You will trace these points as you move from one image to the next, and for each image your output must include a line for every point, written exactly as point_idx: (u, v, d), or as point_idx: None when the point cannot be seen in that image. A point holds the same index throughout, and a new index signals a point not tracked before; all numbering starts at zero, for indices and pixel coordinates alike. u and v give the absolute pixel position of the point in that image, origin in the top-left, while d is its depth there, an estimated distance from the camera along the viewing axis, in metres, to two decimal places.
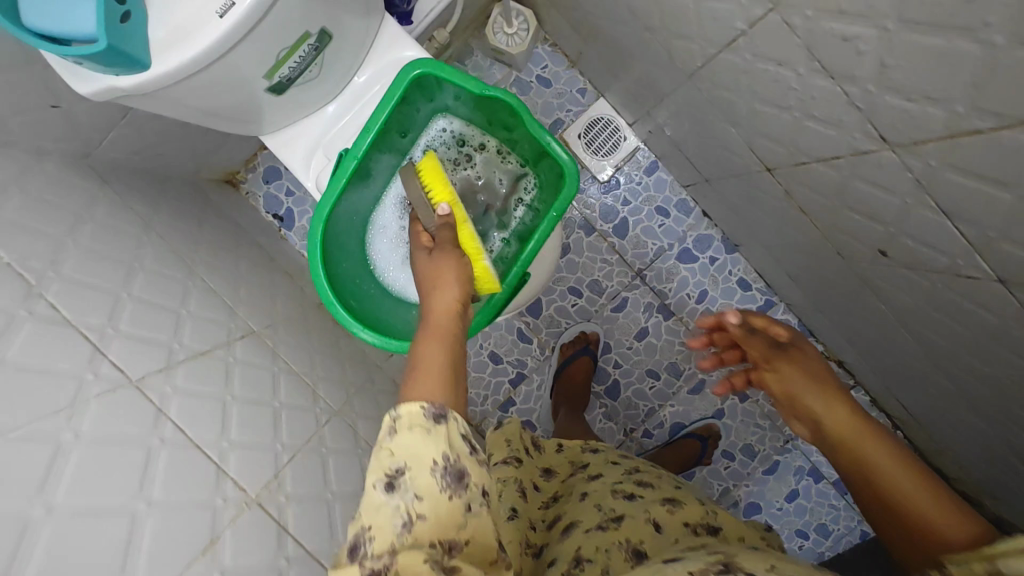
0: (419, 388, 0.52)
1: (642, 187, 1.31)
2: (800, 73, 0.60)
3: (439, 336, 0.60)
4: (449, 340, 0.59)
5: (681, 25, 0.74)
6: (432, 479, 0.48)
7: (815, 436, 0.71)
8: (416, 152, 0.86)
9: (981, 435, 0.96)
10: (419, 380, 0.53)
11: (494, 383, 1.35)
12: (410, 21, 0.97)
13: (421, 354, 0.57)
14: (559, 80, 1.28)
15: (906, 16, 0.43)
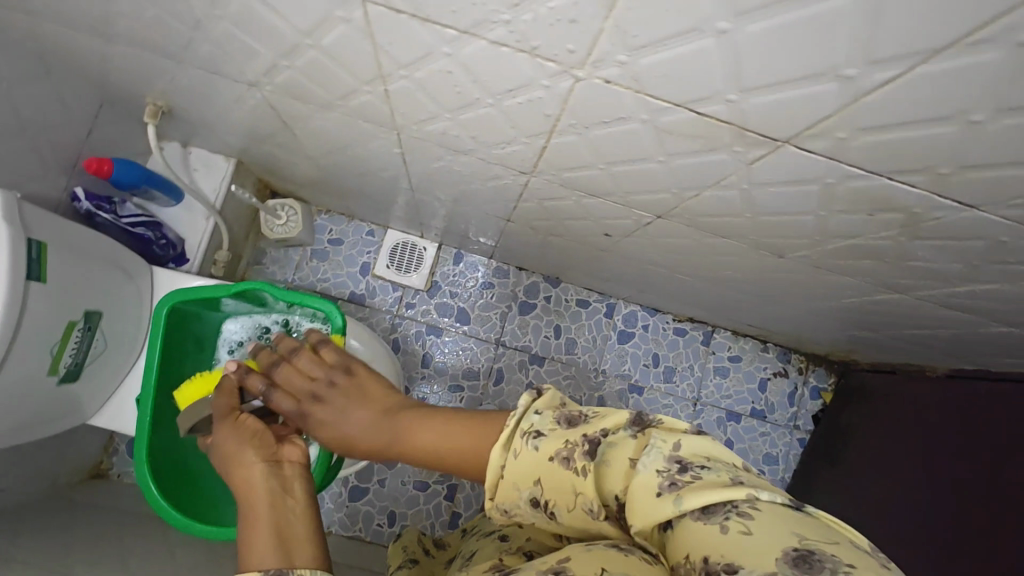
0: (252, 561, 0.48)
1: (461, 275, 1.48)
2: (453, 156, 0.78)
3: (252, 520, 0.53)
4: (296, 533, 0.52)
5: (372, 160, 0.92)
6: None
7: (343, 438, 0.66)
8: (220, 356, 0.88)
9: (788, 314, 1.13)
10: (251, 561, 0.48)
11: (435, 505, 1.39)
12: (186, 259, 1.13)
13: (249, 538, 0.51)
14: (348, 234, 1.45)
15: (444, 106, 0.61)
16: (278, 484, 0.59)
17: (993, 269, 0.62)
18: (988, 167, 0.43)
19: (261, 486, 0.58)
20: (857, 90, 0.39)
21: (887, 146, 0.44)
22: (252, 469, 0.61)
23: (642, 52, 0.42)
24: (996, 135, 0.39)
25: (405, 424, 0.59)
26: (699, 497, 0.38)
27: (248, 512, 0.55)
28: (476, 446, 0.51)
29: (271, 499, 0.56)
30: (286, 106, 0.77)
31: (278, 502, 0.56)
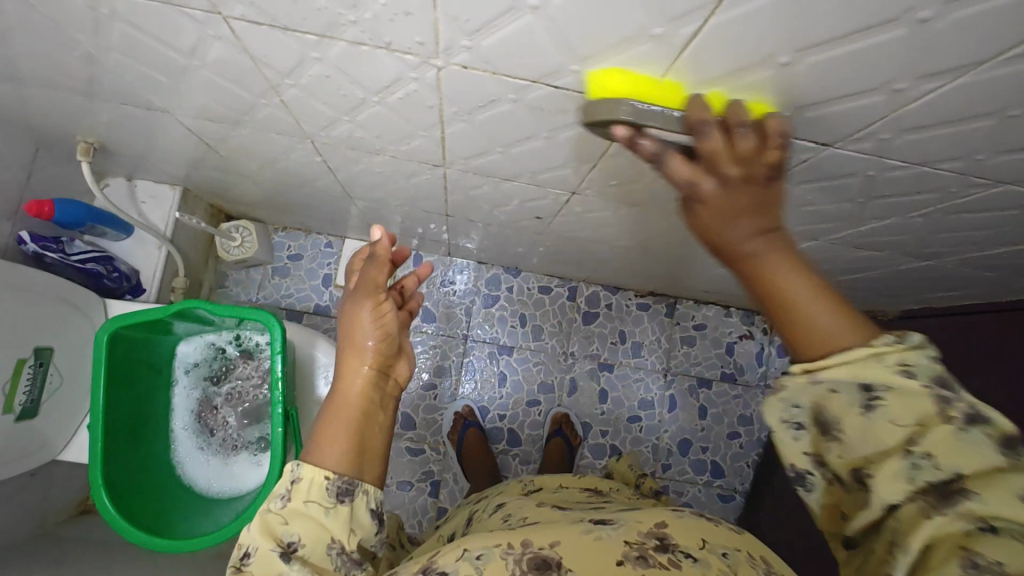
0: (324, 456, 0.55)
1: (422, 276, 1.50)
2: (369, 156, 0.80)
3: (347, 415, 0.58)
4: (367, 438, 0.58)
5: (301, 170, 0.94)
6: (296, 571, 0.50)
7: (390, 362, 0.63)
8: (177, 375, 0.92)
9: (733, 275, 1.16)
10: (323, 451, 0.55)
11: (420, 503, 1.41)
12: (142, 289, 1.16)
13: (330, 426, 0.57)
14: (307, 248, 1.47)
15: (338, 109, 0.63)
16: (366, 391, 0.60)
17: (880, 203, 0.64)
18: (817, 104, 0.46)
19: (355, 377, 0.60)
20: (673, 46, 0.41)
21: (725, 96, 0.47)
22: (364, 355, 0.61)
23: (479, 34, 0.44)
24: (806, 73, 0.42)
25: (755, 243, 0.42)
26: (929, 429, 0.37)
27: (343, 393, 0.59)
28: (819, 319, 0.40)
29: (366, 386, 0.60)
30: (202, 128, 0.79)
31: (375, 396, 0.60)
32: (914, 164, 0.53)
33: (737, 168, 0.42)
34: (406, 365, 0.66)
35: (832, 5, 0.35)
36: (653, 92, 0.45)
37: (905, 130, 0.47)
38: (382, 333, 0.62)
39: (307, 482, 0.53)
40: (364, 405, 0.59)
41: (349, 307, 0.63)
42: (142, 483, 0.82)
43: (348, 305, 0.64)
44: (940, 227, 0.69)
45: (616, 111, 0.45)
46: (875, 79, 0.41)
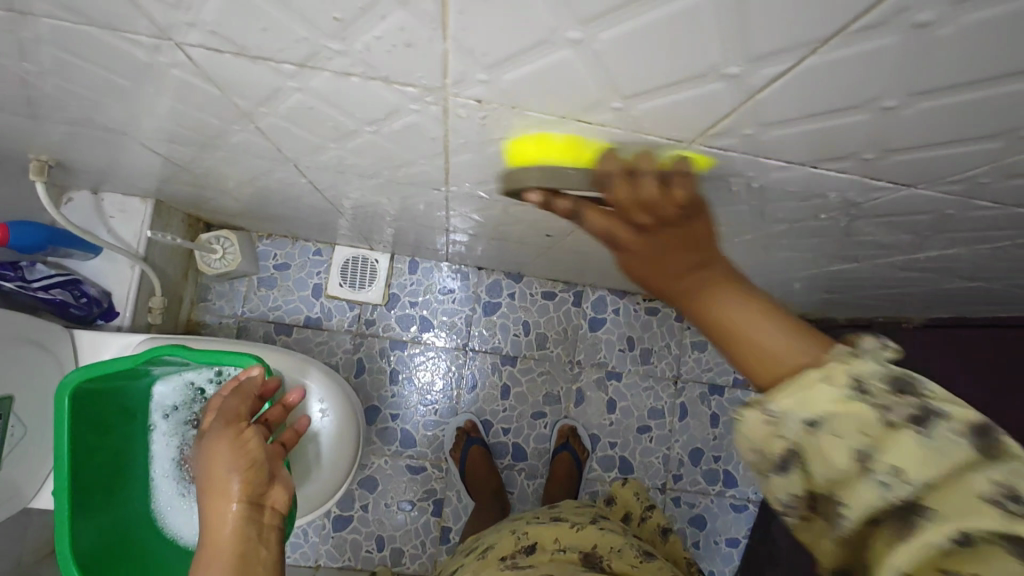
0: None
1: (418, 283, 1.41)
2: (361, 179, 0.71)
3: (220, 558, 0.53)
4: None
5: (286, 187, 0.85)
6: None
7: (265, 494, 0.60)
8: (155, 419, 0.83)
9: (752, 286, 1.08)
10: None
11: (422, 523, 1.36)
12: (116, 312, 1.06)
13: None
14: (294, 256, 1.38)
15: (325, 136, 0.54)
16: (239, 526, 0.56)
17: (946, 237, 0.57)
18: (914, 149, 0.37)
19: (222, 518, 0.56)
20: (749, 87, 0.33)
21: (799, 137, 0.39)
22: (229, 492, 0.58)
23: (499, 69, 0.36)
24: (911, 118, 0.34)
25: (682, 284, 0.42)
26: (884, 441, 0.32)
27: (210, 542, 0.55)
28: (766, 339, 0.38)
29: (235, 522, 0.56)
30: (170, 149, 0.70)
31: (249, 531, 0.56)
32: (1006, 206, 0.45)
33: (647, 215, 0.41)
34: (281, 493, 0.63)
35: (976, 50, 0.27)
36: (577, 153, 0.43)
37: (1011, 176, 0.40)
38: (243, 465, 0.60)
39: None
40: (240, 542, 0.55)
41: (204, 452, 0.62)
42: (123, 545, 0.75)
43: (202, 449, 0.63)
44: (1005, 258, 0.62)
45: (527, 177, 0.42)
46: (998, 126, 0.33)
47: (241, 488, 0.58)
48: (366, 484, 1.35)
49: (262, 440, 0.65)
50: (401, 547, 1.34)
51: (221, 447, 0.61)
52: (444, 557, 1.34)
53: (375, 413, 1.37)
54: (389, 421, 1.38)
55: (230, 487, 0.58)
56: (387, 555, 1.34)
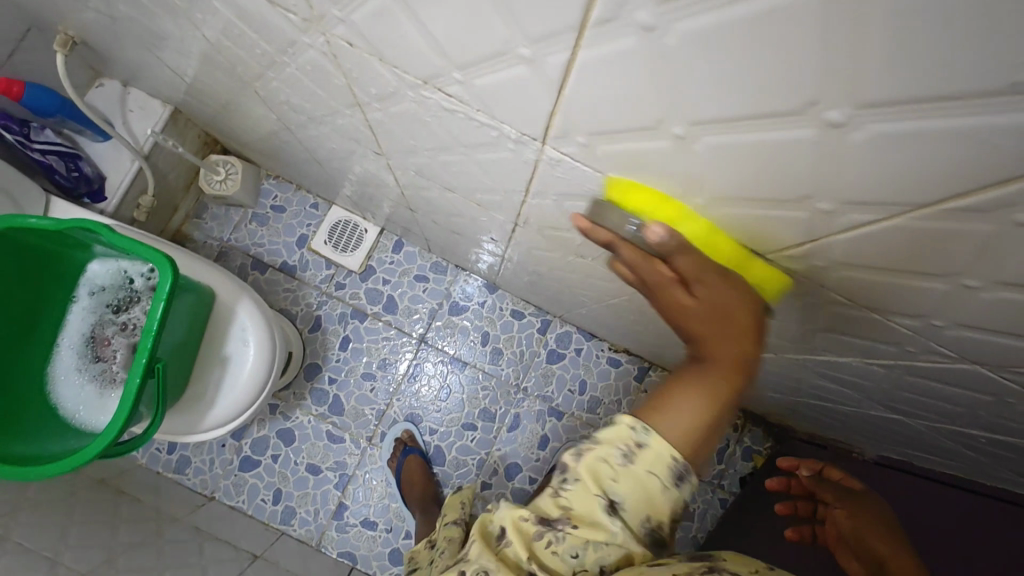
0: (662, 420, 0.43)
1: (397, 263, 1.43)
2: (314, 124, 0.74)
3: (717, 367, 0.43)
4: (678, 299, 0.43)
5: (267, 119, 0.89)
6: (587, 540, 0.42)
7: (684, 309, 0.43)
8: (80, 293, 0.87)
9: (697, 359, 1.05)
10: (664, 416, 0.43)
11: (323, 492, 1.34)
12: (104, 197, 1.13)
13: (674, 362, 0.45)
14: (292, 203, 1.43)
15: (257, 59, 0.57)
16: (705, 311, 0.42)
17: (828, 336, 0.53)
18: (734, 200, 0.36)
19: (724, 330, 0.43)
20: (549, 78, 0.32)
21: (630, 158, 0.38)
22: (737, 334, 0.42)
23: (346, 6, 0.37)
24: (707, 156, 0.32)
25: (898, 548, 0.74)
26: None
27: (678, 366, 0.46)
28: None
29: (721, 284, 0.42)
30: (162, 45, 0.75)
31: (720, 326, 0.43)
32: (857, 305, 0.42)
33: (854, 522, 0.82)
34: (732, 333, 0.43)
35: (715, 78, 0.26)
36: (727, 249, 0.42)
37: (838, 263, 0.37)
38: (704, 316, 0.43)
39: (652, 452, 0.42)
40: (717, 315, 0.42)
41: (708, 304, 0.42)
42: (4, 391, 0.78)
43: (676, 316, 0.44)
44: (904, 385, 0.57)
45: (623, 220, 0.43)
46: (793, 188, 0.31)
47: (715, 287, 0.42)
48: (284, 435, 1.36)
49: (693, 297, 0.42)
50: (295, 508, 1.33)
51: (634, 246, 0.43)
52: (331, 532, 1.32)
53: (315, 372, 1.39)
54: (325, 383, 1.39)
55: (736, 304, 0.42)
56: (278, 511, 1.33)
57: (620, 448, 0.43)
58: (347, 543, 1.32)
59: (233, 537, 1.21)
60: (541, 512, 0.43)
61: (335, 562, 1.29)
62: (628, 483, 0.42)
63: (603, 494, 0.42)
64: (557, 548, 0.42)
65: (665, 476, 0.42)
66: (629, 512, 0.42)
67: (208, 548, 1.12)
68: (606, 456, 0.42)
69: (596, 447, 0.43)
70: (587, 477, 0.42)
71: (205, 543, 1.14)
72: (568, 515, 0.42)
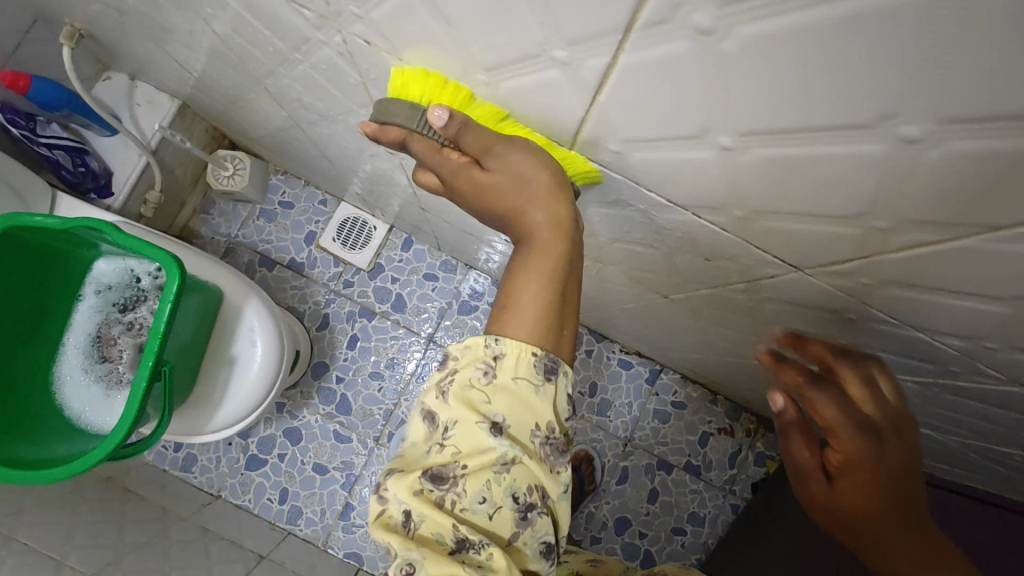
0: (512, 326, 0.46)
1: (405, 262, 1.41)
2: (325, 122, 0.72)
3: (539, 239, 0.45)
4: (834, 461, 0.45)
5: (276, 114, 0.87)
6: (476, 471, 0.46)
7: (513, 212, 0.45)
8: (85, 292, 0.86)
9: (712, 364, 1.03)
10: (511, 320, 0.46)
11: (330, 492, 1.33)
12: (110, 192, 1.12)
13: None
14: (300, 199, 1.41)
15: (268, 56, 0.55)
16: (502, 183, 0.43)
17: (863, 351, 0.51)
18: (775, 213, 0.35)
19: (525, 198, 0.44)
20: (585, 83, 0.31)
21: (667, 168, 0.37)
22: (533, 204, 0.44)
23: (367, 4, 0.35)
24: (757, 165, 0.32)
25: None
26: None
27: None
28: None
29: (549, 202, 0.43)
30: (169, 37, 0.74)
31: (539, 199, 0.44)
32: (903, 323, 0.40)
33: None
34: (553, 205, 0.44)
35: (769, 85, 0.25)
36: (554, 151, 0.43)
37: (887, 280, 0.36)
38: (550, 233, 0.45)
39: (511, 357, 0.46)
40: (553, 192, 0.43)
41: (506, 176, 0.43)
42: (9, 391, 0.76)
43: (479, 200, 0.45)
44: (941, 402, 0.55)
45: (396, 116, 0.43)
46: (846, 202, 0.31)
47: (513, 161, 0.42)
48: (291, 434, 1.35)
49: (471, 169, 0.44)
50: (301, 508, 1.32)
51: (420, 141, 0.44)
52: (338, 532, 1.31)
53: (322, 370, 1.38)
54: (332, 382, 1.37)
55: (541, 180, 0.42)
56: (284, 510, 1.32)
57: (480, 367, 0.47)
58: (353, 545, 1.31)
59: (239, 537, 1.20)
60: (430, 471, 0.46)
61: (342, 563, 1.27)
62: (501, 400, 0.47)
63: (484, 419, 0.46)
64: (462, 503, 0.46)
65: (531, 375, 0.46)
66: (513, 427, 0.47)
67: (215, 549, 1.11)
68: (469, 381, 0.47)
69: (458, 374, 0.47)
70: (464, 409, 0.46)
71: (212, 544, 1.13)
72: (457, 457, 0.46)
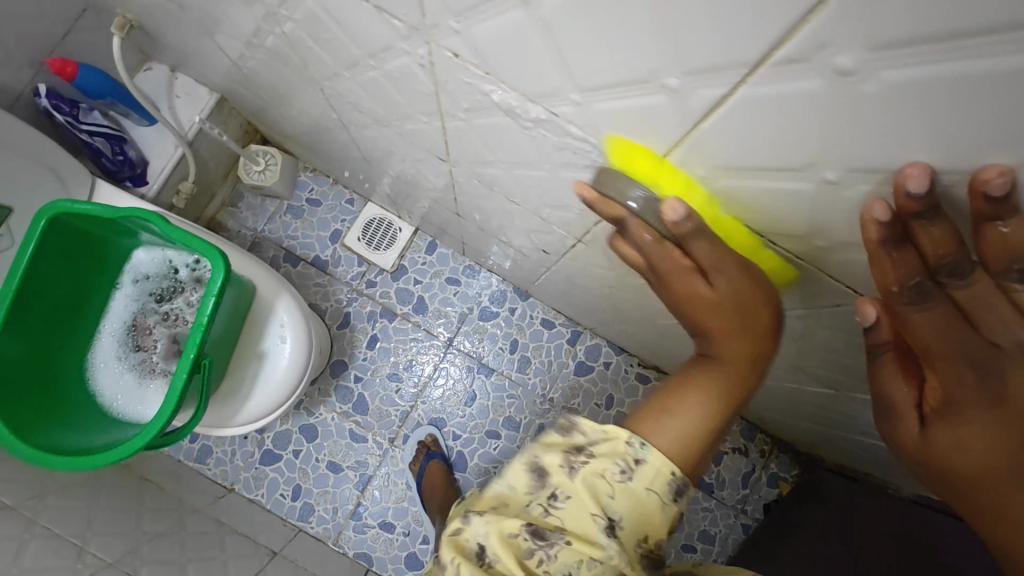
0: (660, 435, 0.44)
1: (429, 265, 1.42)
2: (377, 126, 0.72)
3: (728, 359, 0.47)
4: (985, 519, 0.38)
5: (320, 115, 0.88)
6: (575, 551, 0.41)
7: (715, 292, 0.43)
8: (124, 280, 0.86)
9: None
10: (661, 426, 0.45)
11: (342, 491, 1.33)
12: (145, 181, 1.12)
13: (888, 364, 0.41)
14: (328, 197, 1.42)
15: (337, 60, 0.56)
16: (728, 301, 0.43)
17: None
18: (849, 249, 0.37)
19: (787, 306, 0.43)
20: (689, 110, 0.31)
21: (749, 197, 0.37)
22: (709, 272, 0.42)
23: (468, 19, 0.36)
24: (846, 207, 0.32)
25: None
26: None
27: (935, 399, 0.38)
28: None
29: (742, 282, 0.42)
30: (226, 33, 0.74)
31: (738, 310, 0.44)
32: None
33: None
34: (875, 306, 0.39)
35: (890, 133, 0.25)
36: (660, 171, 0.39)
37: None
38: (717, 306, 0.44)
39: (652, 466, 0.43)
40: (736, 305, 0.43)
41: (729, 289, 0.43)
42: (42, 375, 0.76)
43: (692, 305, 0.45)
44: None
45: (628, 191, 0.41)
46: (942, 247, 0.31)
47: (733, 276, 0.42)
48: (307, 431, 1.35)
49: (685, 266, 0.44)
50: (313, 505, 1.32)
51: (643, 225, 0.43)
52: (348, 532, 1.31)
53: (340, 369, 1.38)
54: (350, 381, 1.37)
55: (704, 239, 0.40)
56: (296, 507, 1.32)
57: (619, 463, 0.43)
58: (363, 545, 1.31)
59: (252, 531, 1.20)
60: (533, 526, 0.42)
61: (351, 563, 1.27)
62: (626, 500, 0.43)
63: (603, 514, 0.42)
64: (549, 567, 0.41)
65: (663, 489, 0.43)
66: (625, 530, 0.43)
67: (229, 542, 1.11)
68: (605, 472, 0.43)
69: (594, 461, 0.43)
70: (586, 495, 0.42)
71: (227, 537, 1.13)
72: (563, 532, 0.42)
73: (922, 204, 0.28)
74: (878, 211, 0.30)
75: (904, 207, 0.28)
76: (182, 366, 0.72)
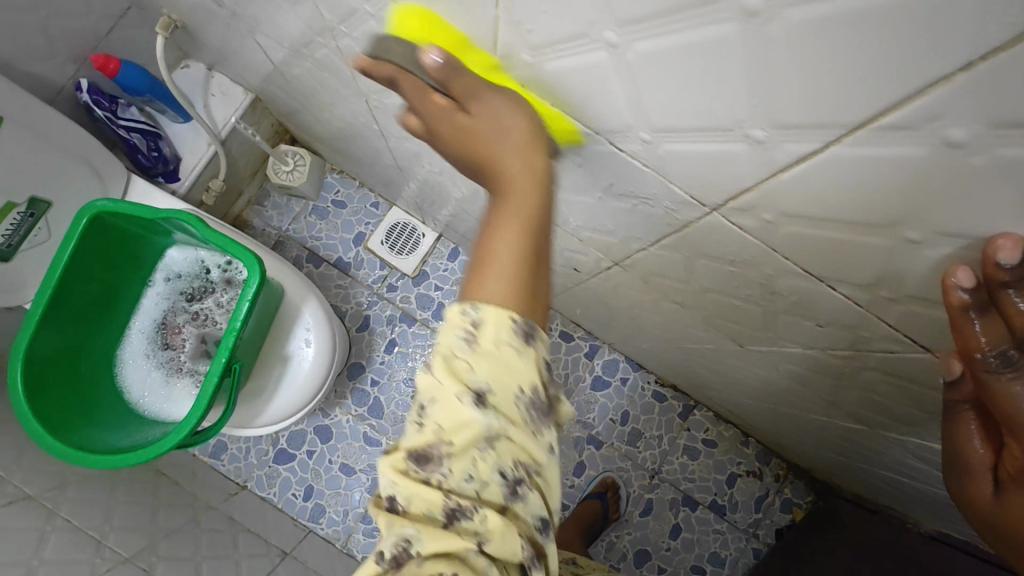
0: (486, 286, 0.37)
1: (450, 272, 1.42)
2: (418, 140, 0.72)
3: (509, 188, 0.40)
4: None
5: (358, 122, 0.89)
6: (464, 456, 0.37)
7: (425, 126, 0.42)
8: (156, 278, 0.87)
9: (758, 409, 1.02)
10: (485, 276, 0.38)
11: (353, 494, 1.33)
12: (176, 177, 1.13)
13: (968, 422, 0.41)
14: (353, 200, 1.43)
15: None
16: (522, 157, 0.40)
17: None
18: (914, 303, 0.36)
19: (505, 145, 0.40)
20: (771, 161, 0.31)
21: (816, 246, 0.37)
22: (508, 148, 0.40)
23: (541, 55, 0.36)
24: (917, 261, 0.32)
25: None
26: None
27: (1013, 468, 0.39)
28: None
29: (526, 149, 0.40)
30: (272, 39, 0.75)
31: (518, 163, 0.40)
32: None
33: None
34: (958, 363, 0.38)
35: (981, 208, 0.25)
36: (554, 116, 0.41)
37: None
38: (517, 163, 0.40)
39: (490, 326, 0.37)
40: (503, 143, 0.40)
41: (483, 118, 0.40)
42: (74, 371, 0.77)
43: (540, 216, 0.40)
44: None
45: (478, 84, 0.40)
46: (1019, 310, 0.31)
47: (498, 109, 0.40)
48: (321, 432, 1.35)
49: (446, 108, 0.40)
50: (324, 507, 1.32)
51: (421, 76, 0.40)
52: (358, 535, 1.31)
53: (358, 372, 1.38)
54: (367, 384, 1.37)
55: (516, 124, 0.40)
56: (307, 508, 1.32)
57: (509, 383, 0.37)
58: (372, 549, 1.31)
59: (264, 531, 1.20)
60: (416, 452, 0.38)
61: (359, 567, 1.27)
62: (484, 365, 0.37)
63: (468, 391, 0.36)
64: (448, 483, 0.37)
65: (512, 339, 0.37)
66: (498, 396, 0.37)
67: (242, 541, 1.12)
68: (462, 367, 0.37)
69: (449, 358, 0.38)
70: (445, 380, 0.37)
71: (239, 535, 1.13)
72: (442, 439, 0.37)
73: (1015, 276, 0.28)
74: (963, 277, 0.29)
75: (994, 277, 0.28)
76: (213, 370, 0.72)
